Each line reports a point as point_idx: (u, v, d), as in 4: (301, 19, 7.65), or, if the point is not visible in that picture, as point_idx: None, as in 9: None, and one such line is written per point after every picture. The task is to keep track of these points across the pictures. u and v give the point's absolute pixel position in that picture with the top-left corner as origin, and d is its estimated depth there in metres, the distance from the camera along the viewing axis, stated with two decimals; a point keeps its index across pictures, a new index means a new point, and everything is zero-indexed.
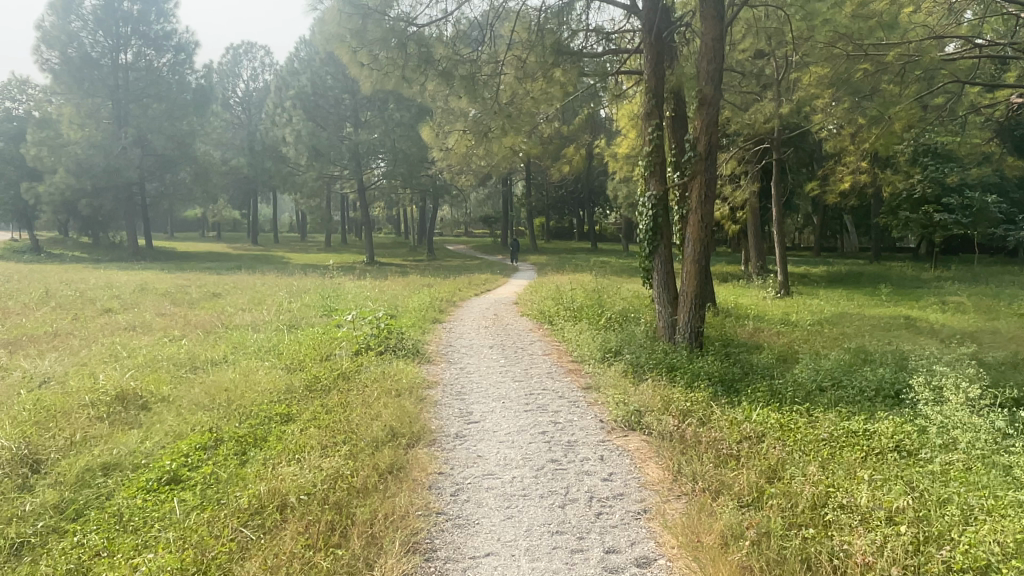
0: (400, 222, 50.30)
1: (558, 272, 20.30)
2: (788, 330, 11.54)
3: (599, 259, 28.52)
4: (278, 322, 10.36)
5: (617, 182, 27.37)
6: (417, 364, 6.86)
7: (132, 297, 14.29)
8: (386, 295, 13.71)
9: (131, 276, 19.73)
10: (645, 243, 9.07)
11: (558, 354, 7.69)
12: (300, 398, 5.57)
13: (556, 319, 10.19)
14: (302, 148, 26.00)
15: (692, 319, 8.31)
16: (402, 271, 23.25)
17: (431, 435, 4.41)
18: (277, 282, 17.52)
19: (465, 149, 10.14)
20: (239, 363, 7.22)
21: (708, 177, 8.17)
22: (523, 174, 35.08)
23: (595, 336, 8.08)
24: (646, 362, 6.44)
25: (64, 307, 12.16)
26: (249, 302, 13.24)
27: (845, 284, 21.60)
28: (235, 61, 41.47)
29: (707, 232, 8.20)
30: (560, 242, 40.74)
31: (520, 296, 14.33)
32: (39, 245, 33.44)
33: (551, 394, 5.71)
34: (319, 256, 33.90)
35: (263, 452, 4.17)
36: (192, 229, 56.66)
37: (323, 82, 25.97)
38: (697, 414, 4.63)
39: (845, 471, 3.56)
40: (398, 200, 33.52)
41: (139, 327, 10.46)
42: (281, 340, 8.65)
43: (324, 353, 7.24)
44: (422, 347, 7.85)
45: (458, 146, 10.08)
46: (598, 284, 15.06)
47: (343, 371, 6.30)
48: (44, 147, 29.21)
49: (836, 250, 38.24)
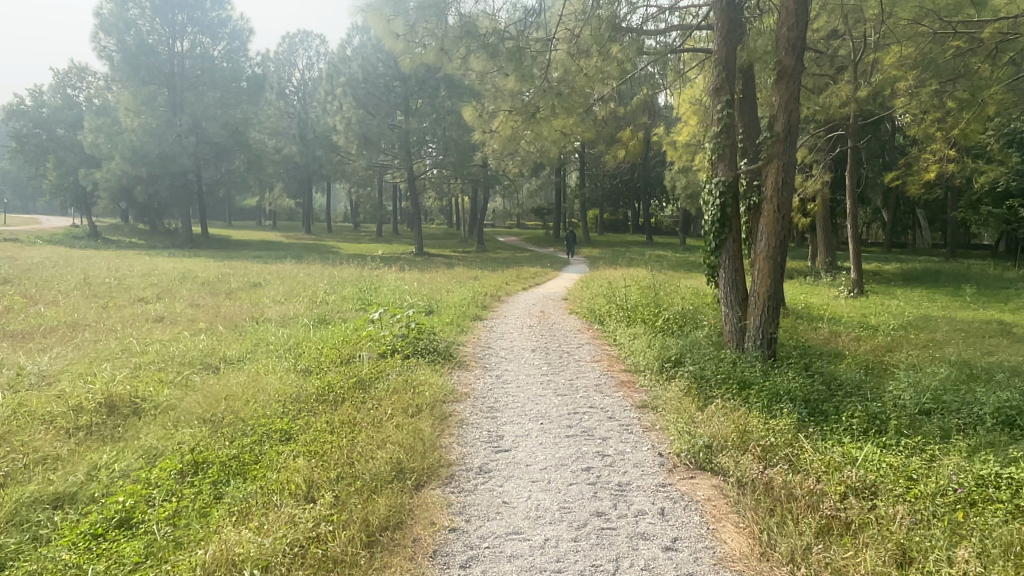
0: (452, 212, 49.84)
1: (612, 266, 19.29)
2: (867, 335, 10.39)
3: (655, 252, 27.34)
4: (309, 316, 9.71)
5: (675, 172, 26.16)
6: (446, 371, 6.00)
7: (170, 285, 13.92)
8: (428, 288, 12.96)
9: (176, 264, 19.55)
10: (710, 236, 7.97)
11: (609, 362, 6.76)
12: (306, 410, 4.80)
13: (608, 320, 9.24)
14: (351, 135, 25.52)
15: (765, 324, 7.29)
16: (449, 262, 22.56)
17: (447, 470, 3.57)
18: (320, 272, 16.96)
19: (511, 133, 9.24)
20: (255, 365, 6.51)
21: (786, 161, 7.10)
22: (578, 164, 34.07)
23: (653, 340, 7.12)
24: (713, 376, 5.46)
25: (98, 295, 11.80)
26: (285, 294, 12.68)
27: (923, 283, 20.02)
28: (291, 50, 41.40)
29: (784, 224, 7.14)
30: (615, 234, 39.55)
31: (570, 292, 13.36)
32: (97, 231, 33.99)
33: (600, 414, 4.79)
34: (368, 246, 33.57)
35: (240, 487, 3.40)
36: (248, 217, 57.26)
37: (374, 69, 25.17)
38: (784, 451, 3.68)
39: (1003, 557, 2.58)
40: (449, 190, 32.82)
41: (166, 318, 9.94)
42: (306, 337, 7.94)
43: (348, 355, 6.47)
44: (455, 349, 7.02)
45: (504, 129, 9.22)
46: (655, 280, 14.05)
47: (361, 378, 5.51)
48: (101, 134, 29.55)
49: (907, 247, 36.15)
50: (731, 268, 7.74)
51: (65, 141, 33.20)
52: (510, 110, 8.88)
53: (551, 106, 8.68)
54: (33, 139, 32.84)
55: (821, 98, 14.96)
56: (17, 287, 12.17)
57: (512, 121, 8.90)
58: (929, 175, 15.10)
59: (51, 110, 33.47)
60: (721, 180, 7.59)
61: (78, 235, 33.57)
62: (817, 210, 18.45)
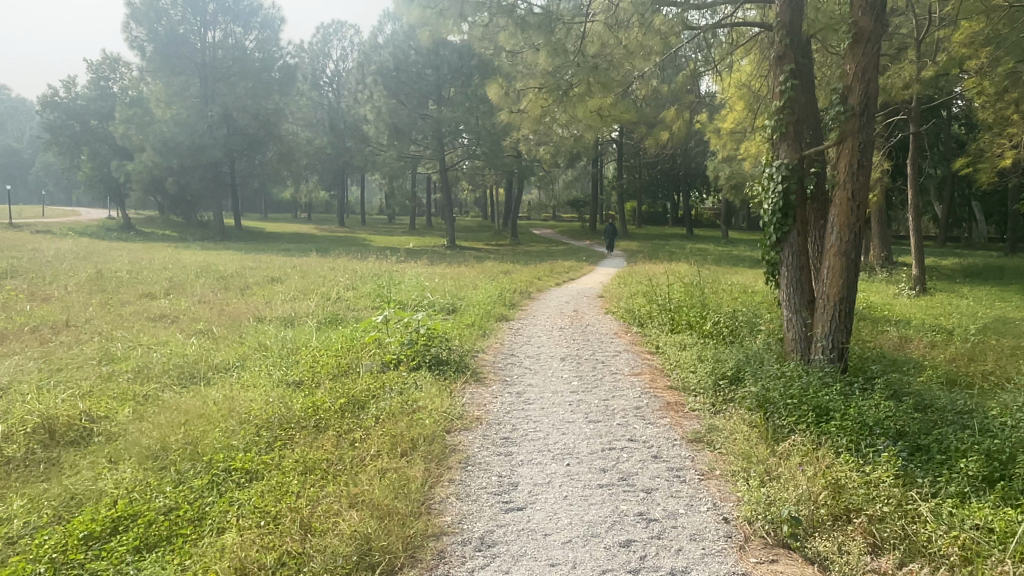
0: (487, 205, 48.82)
1: (652, 261, 18.17)
2: (942, 340, 9.21)
3: (696, 246, 26.04)
4: (320, 315, 8.91)
5: (719, 162, 24.87)
6: (456, 389, 5.06)
7: (185, 279, 13.27)
8: (453, 284, 12.06)
9: (199, 256, 18.96)
10: (769, 228, 6.79)
11: (652, 376, 5.75)
12: (278, 442, 3.89)
13: (648, 323, 8.22)
14: (382, 126, 24.64)
15: (834, 331, 6.20)
16: (481, 256, 21.58)
17: (434, 548, 2.62)
18: (342, 266, 16.09)
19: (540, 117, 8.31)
20: (244, 375, 5.67)
21: (862, 140, 6.03)
22: (616, 154, 32.86)
23: (704, 351, 6.09)
24: (781, 400, 4.43)
25: (105, 290, 11.15)
26: (302, 289, 11.90)
27: (989, 280, 18.51)
28: (324, 41, 40.84)
29: (860, 212, 6.07)
30: (653, 227, 38.24)
31: (607, 289, 12.32)
32: (130, 223, 33.90)
33: (642, 452, 3.79)
34: (400, 238, 32.81)
35: (152, 570, 2.52)
36: (284, 210, 56.99)
37: (406, 57, 24.32)
38: (899, 531, 2.68)
39: None
40: (483, 182, 31.93)
41: (168, 315, 9.22)
42: (310, 340, 7.09)
43: (348, 365, 5.59)
44: (472, 359, 6.08)
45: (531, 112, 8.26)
46: (698, 276, 12.94)
47: (353, 396, 4.60)
48: (133, 125, 29.29)
49: (964, 241, 34.16)
50: (794, 265, 6.62)
51: (99, 132, 33.15)
52: (540, 88, 7.91)
53: (587, 83, 7.70)
54: (67, 131, 32.86)
55: (882, 80, 13.69)
56: (23, 280, 11.60)
57: (543, 100, 7.92)
58: (1005, 162, 13.72)
59: (85, 102, 33.46)
60: (784, 161, 6.50)
61: (111, 227, 33.50)
62: (875, 201, 17.12)
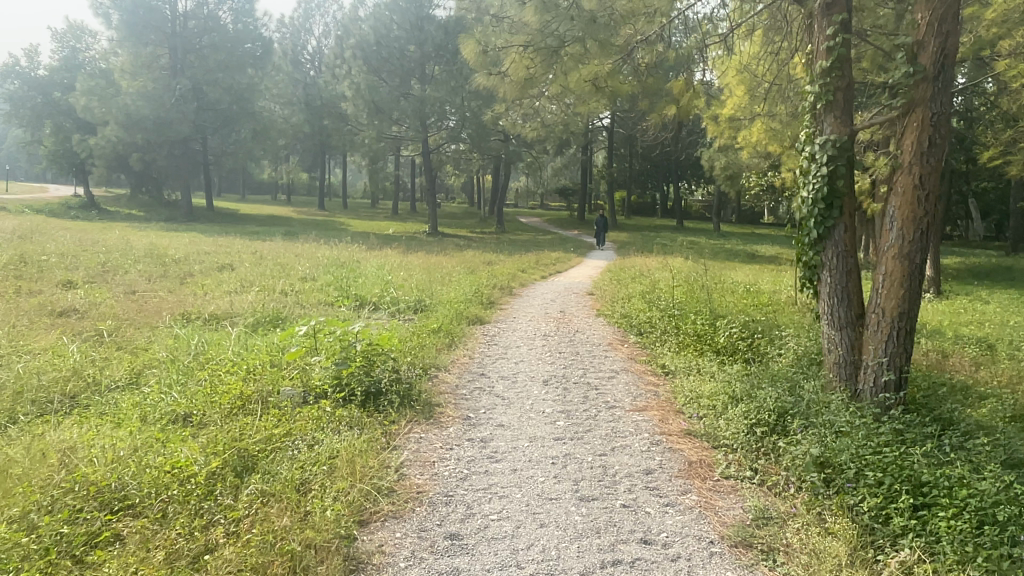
0: (473, 191, 47.15)
1: (644, 254, 16.81)
2: (984, 356, 7.94)
3: (689, 239, 24.67)
4: (259, 314, 7.46)
5: (715, 151, 23.48)
6: (395, 439, 3.64)
7: (122, 264, 11.68)
8: (422, 277, 10.60)
9: (153, 238, 17.24)
10: (806, 223, 5.30)
11: (664, 414, 4.33)
12: (87, 559, 2.46)
13: (649, 333, 6.84)
14: (360, 103, 22.92)
15: (891, 356, 4.78)
16: (463, 244, 20.02)
17: None
18: (305, 253, 14.50)
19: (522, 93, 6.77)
20: (118, 408, 4.26)
21: (935, 112, 4.65)
22: (607, 141, 31.40)
23: (728, 382, 4.69)
24: (861, 474, 3.08)
25: (16, 278, 9.55)
26: (249, 279, 10.40)
27: (1002, 281, 17.31)
28: (306, 15, 38.68)
29: (929, 203, 4.65)
30: (642, 218, 36.87)
31: (597, 286, 10.92)
32: (93, 201, 32.06)
33: (663, 572, 2.41)
34: (381, 223, 31.17)
35: None
36: (263, 191, 54.91)
37: (388, 31, 22.70)
38: None
39: None
40: (467, 168, 30.34)
41: (77, 312, 7.71)
42: (231, 349, 5.65)
43: (255, 394, 4.16)
44: (424, 385, 4.62)
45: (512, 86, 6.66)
46: (699, 274, 11.56)
47: (241, 455, 3.18)
48: (95, 97, 27.43)
49: (961, 239, 33.13)
50: (841, 269, 5.11)
51: (61, 105, 31.21)
52: (525, 46, 6.46)
53: (584, 44, 6.30)
54: (28, 102, 31.00)
55: None
56: None
57: (528, 60, 6.45)
58: None
59: (47, 72, 31.58)
60: (830, 137, 5.04)
61: (73, 205, 31.62)
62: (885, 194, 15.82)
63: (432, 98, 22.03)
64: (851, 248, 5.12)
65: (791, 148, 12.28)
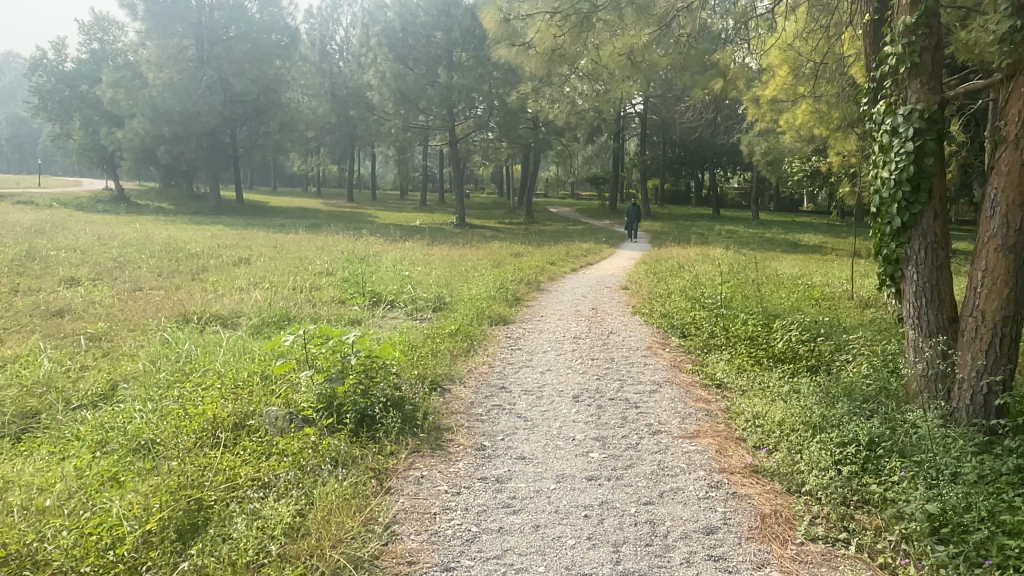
0: (504, 182, 46.36)
1: (681, 245, 15.96)
2: None
3: (726, 229, 23.67)
4: (264, 314, 6.84)
5: (753, 138, 22.45)
6: (389, 482, 2.95)
7: (133, 259, 11.18)
8: (445, 272, 9.92)
9: (175, 231, 16.83)
10: (887, 210, 4.42)
11: (722, 444, 3.57)
12: None
13: (694, 336, 6.06)
14: (386, 92, 22.24)
15: (993, 370, 3.85)
16: (492, 236, 19.32)
17: None
18: (326, 246, 13.89)
19: (548, 70, 6.11)
20: (75, 434, 3.62)
21: None
22: (639, 128, 30.39)
23: (796, 402, 3.89)
24: (997, 547, 2.31)
25: (17, 274, 9.08)
26: (262, 275, 9.80)
27: None
28: (334, 5, 38.04)
29: None
30: (676, 207, 35.81)
31: (631, 280, 10.12)
32: (122, 195, 32.02)
33: None
34: (410, 215, 30.60)
35: None
36: (293, 182, 54.72)
37: (414, 18, 21.95)
38: None
39: None
40: (496, 157, 29.62)
41: (71, 312, 7.19)
42: (219, 356, 5.00)
43: (231, 419, 3.50)
44: (432, 406, 3.90)
45: (535, 64, 6.05)
46: (740, 267, 10.72)
47: (194, 511, 2.52)
48: (121, 90, 27.20)
49: None
50: (928, 263, 4.29)
51: (89, 98, 31.10)
52: (552, 13, 5.73)
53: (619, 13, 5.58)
54: (57, 96, 31.01)
55: None
56: None
57: (556, 28, 5.75)
58: None
59: (76, 66, 31.50)
60: (916, 108, 4.16)
61: (102, 198, 31.62)
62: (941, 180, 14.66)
63: (459, 86, 21.23)
64: (940, 240, 4.30)
65: (841, 131, 11.31)
